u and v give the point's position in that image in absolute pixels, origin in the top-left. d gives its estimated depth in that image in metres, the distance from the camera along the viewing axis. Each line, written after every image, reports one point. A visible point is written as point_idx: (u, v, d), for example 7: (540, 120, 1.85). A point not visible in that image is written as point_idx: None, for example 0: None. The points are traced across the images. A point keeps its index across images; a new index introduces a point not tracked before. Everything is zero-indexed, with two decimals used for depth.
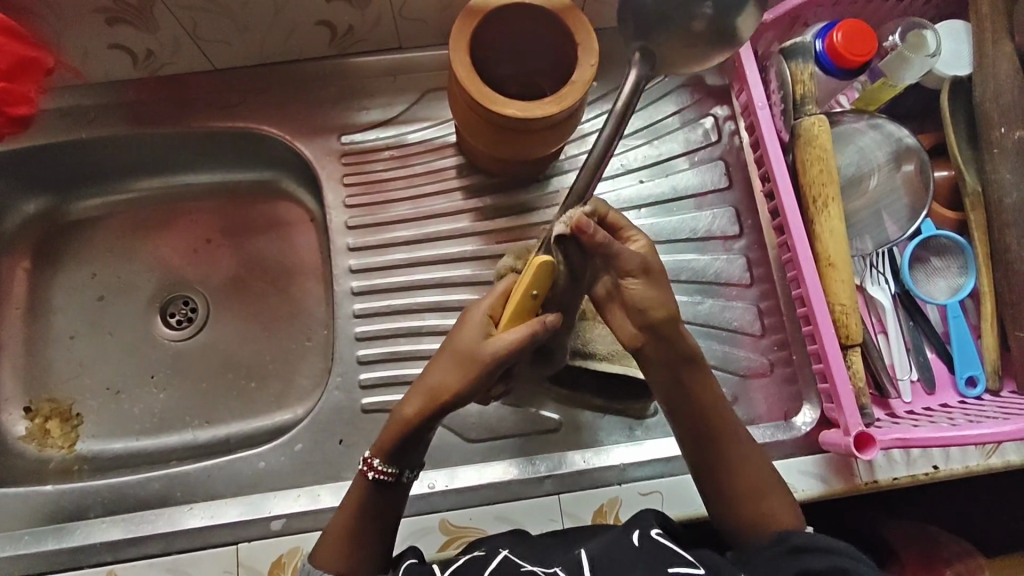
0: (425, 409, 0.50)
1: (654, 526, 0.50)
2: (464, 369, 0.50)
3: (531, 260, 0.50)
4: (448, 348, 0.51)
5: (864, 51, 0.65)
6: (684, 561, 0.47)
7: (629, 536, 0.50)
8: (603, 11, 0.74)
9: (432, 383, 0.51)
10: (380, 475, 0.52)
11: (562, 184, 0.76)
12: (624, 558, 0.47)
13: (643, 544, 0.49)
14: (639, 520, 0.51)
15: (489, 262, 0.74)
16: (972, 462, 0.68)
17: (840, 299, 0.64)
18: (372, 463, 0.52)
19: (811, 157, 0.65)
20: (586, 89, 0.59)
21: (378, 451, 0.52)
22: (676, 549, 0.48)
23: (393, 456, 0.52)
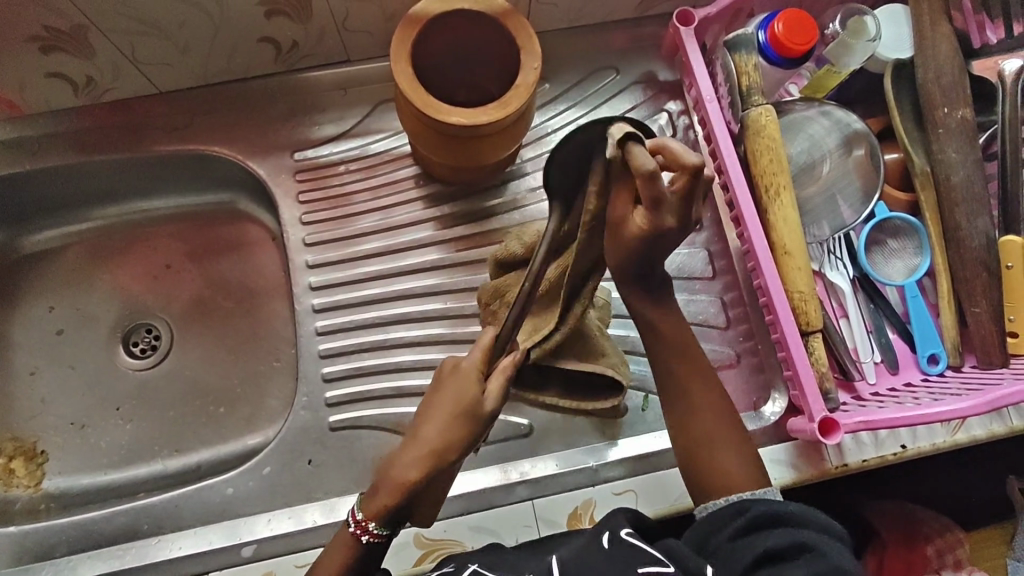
0: (427, 470, 0.49)
1: (624, 527, 0.50)
2: (465, 426, 0.49)
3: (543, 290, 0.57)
4: (440, 406, 0.50)
5: (805, 40, 0.65)
6: (653, 560, 0.46)
7: (599, 539, 0.49)
8: (550, 13, 0.74)
9: (431, 443, 0.49)
10: (374, 538, 0.50)
11: (520, 188, 0.76)
12: (592, 564, 0.47)
13: (612, 547, 0.48)
14: (610, 523, 0.50)
15: (453, 271, 0.74)
16: (939, 439, 0.69)
17: (798, 287, 0.64)
18: (366, 525, 0.49)
19: (760, 148, 0.65)
20: (531, 93, 0.59)
21: (371, 513, 0.49)
22: (646, 546, 0.48)
23: (388, 518, 0.49)
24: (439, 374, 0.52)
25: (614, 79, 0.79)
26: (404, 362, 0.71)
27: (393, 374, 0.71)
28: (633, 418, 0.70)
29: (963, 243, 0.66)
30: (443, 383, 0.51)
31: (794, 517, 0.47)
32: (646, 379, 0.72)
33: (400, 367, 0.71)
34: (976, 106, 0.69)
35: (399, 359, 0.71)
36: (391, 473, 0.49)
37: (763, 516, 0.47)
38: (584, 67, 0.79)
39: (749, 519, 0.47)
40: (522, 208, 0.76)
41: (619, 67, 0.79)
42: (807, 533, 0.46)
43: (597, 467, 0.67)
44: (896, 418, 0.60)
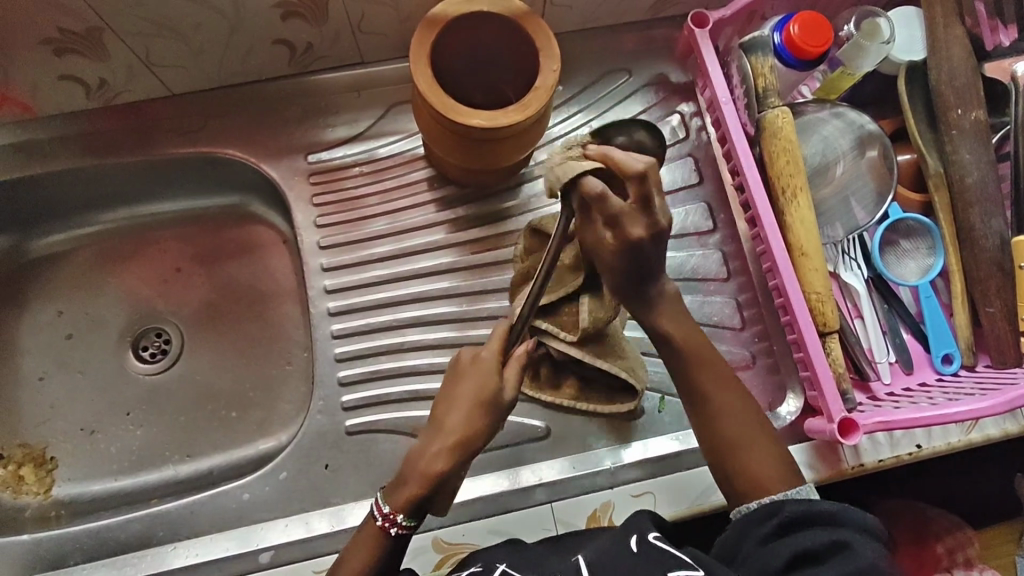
0: (454, 459, 0.49)
1: (651, 530, 0.50)
2: (488, 413, 0.49)
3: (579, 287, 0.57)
4: (463, 396, 0.50)
5: (821, 42, 0.66)
6: (681, 563, 0.46)
7: (628, 541, 0.49)
8: (563, 15, 0.75)
9: (456, 432, 0.49)
10: (402, 530, 0.49)
11: (534, 190, 0.76)
12: (623, 564, 0.47)
13: (641, 548, 0.48)
14: (636, 525, 0.51)
15: (467, 274, 0.74)
16: (953, 439, 0.69)
17: (816, 288, 0.64)
18: (395, 517, 0.49)
19: (777, 149, 0.65)
20: (551, 95, 0.59)
21: (399, 506, 0.49)
22: (674, 549, 0.48)
23: (416, 510, 0.49)
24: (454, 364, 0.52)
25: (626, 81, 0.79)
26: (419, 365, 0.71)
27: (409, 377, 0.71)
28: (649, 420, 0.70)
29: (978, 243, 0.66)
30: (461, 374, 0.51)
31: (827, 517, 0.46)
32: (662, 380, 0.71)
33: (416, 371, 0.71)
34: (988, 107, 0.69)
35: (415, 362, 0.71)
36: (416, 464, 0.49)
37: (795, 519, 0.47)
38: (596, 69, 0.79)
39: (782, 522, 0.47)
40: (537, 210, 0.75)
41: (631, 69, 0.79)
42: (841, 531, 0.45)
43: (615, 469, 0.67)
44: (914, 418, 0.61)
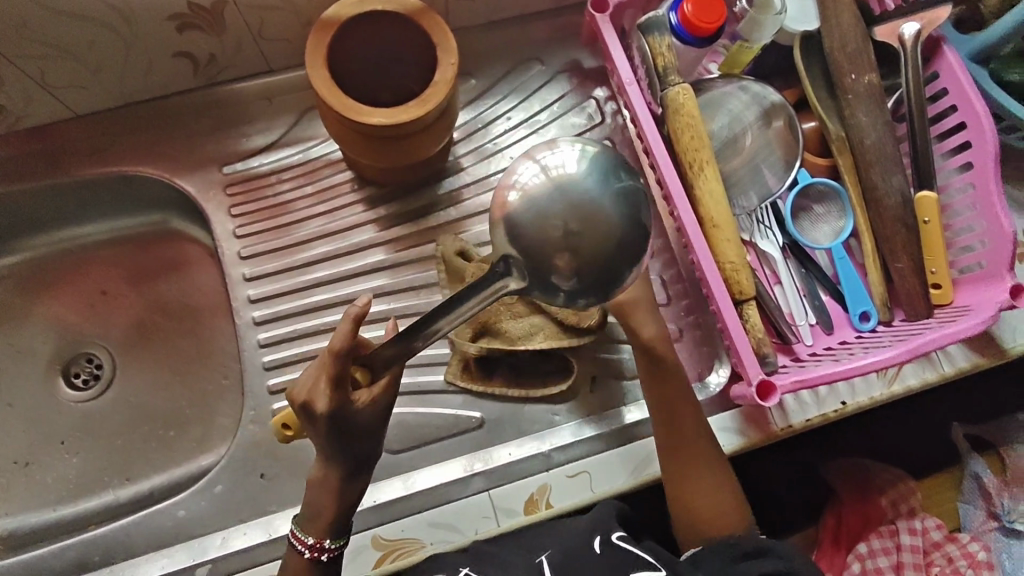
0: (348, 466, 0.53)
1: (614, 530, 0.56)
2: (354, 437, 0.51)
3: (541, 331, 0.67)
4: (323, 438, 0.50)
5: (714, 18, 0.67)
6: (645, 564, 0.53)
7: (591, 540, 0.55)
8: (468, 10, 0.75)
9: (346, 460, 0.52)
10: (332, 553, 0.54)
11: (455, 184, 0.77)
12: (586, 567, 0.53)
13: (605, 551, 0.54)
14: (598, 525, 0.56)
15: (394, 272, 0.74)
16: (876, 392, 0.71)
17: (729, 257, 0.65)
18: (321, 546, 0.53)
19: (681, 125, 0.66)
20: (451, 88, 0.60)
21: (323, 531, 0.53)
22: (635, 549, 0.55)
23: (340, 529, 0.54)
24: (296, 410, 0.50)
25: (539, 70, 0.80)
26: None
27: None
28: (581, 402, 0.70)
29: (881, 201, 0.69)
30: (307, 422, 0.50)
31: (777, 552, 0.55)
32: (596, 361, 0.71)
33: None
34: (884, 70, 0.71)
35: None
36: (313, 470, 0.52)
37: (751, 551, 0.55)
38: (508, 61, 0.80)
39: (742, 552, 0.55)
40: (461, 204, 0.77)
41: (543, 58, 0.80)
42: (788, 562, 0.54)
43: (550, 452, 0.67)
44: (830, 374, 0.63)
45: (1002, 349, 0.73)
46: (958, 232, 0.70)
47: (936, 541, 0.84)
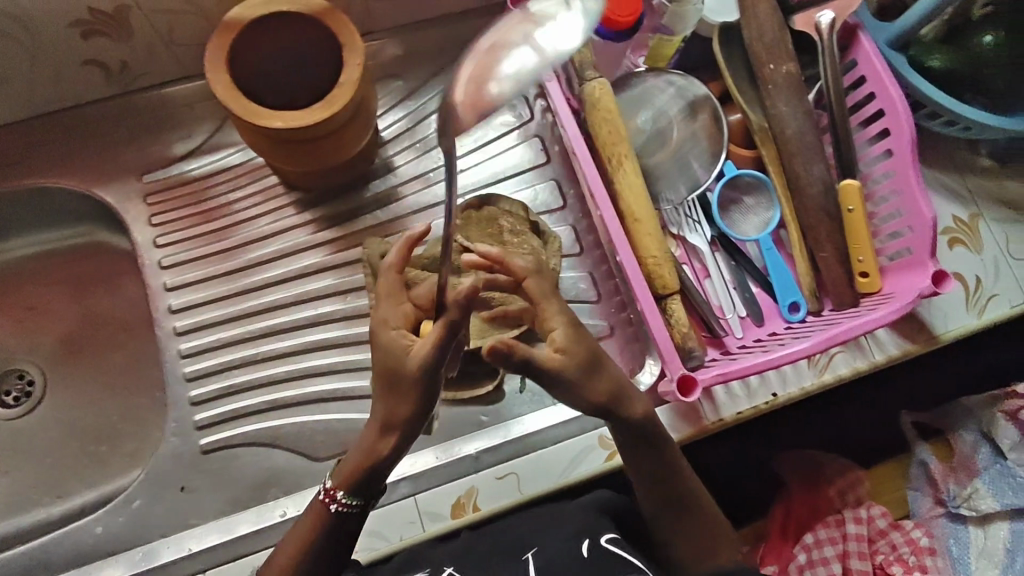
0: (389, 436, 0.50)
1: (605, 534, 0.54)
2: (395, 390, 0.48)
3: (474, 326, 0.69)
4: (380, 365, 0.49)
5: (631, 11, 0.65)
6: (633, 568, 0.51)
7: (580, 544, 0.53)
8: (389, 10, 0.74)
9: (391, 414, 0.49)
10: (342, 507, 0.51)
11: (382, 187, 0.76)
12: (572, 569, 0.51)
13: (592, 554, 0.52)
14: (590, 527, 0.55)
15: (316, 277, 0.72)
16: (807, 382, 0.71)
17: (650, 252, 0.65)
18: (334, 495, 0.51)
19: (598, 121, 0.65)
20: (356, 91, 0.59)
21: (341, 482, 0.51)
22: (626, 555, 0.52)
23: (357, 487, 0.51)
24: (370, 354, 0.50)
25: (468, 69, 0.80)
26: (277, 374, 0.69)
27: (260, 389, 0.69)
28: (510, 403, 0.71)
29: (804, 190, 0.68)
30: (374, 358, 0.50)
31: None
32: None
33: (270, 380, 0.69)
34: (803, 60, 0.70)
35: (267, 372, 0.69)
36: None
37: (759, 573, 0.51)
38: (436, 61, 0.79)
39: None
40: (389, 207, 0.76)
41: (471, 57, 0.80)
42: None
43: (477, 455, 0.67)
44: (751, 366, 0.62)
45: (933, 334, 0.74)
46: (883, 220, 0.70)
47: (881, 529, 0.84)
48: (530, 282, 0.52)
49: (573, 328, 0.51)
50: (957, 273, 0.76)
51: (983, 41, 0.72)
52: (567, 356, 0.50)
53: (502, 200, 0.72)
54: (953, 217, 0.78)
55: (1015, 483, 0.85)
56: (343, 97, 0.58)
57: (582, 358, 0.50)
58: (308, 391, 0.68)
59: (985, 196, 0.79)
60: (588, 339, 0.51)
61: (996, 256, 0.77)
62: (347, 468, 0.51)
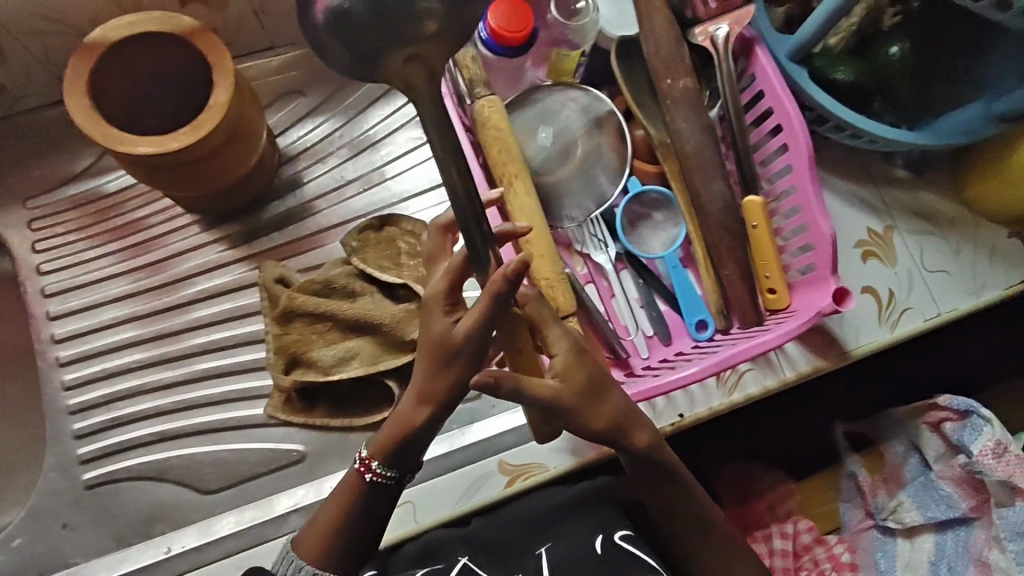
0: (425, 409, 0.49)
1: (618, 530, 0.57)
2: (435, 363, 0.46)
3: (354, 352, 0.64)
4: (420, 338, 0.47)
5: (521, 26, 0.64)
6: (645, 567, 0.54)
7: (592, 539, 0.56)
8: (285, 26, 0.72)
9: (418, 387, 0.48)
10: (377, 477, 0.52)
11: (282, 207, 0.74)
12: (585, 566, 0.55)
13: (606, 551, 0.55)
14: (603, 523, 0.57)
15: (207, 303, 0.71)
16: (715, 402, 0.70)
17: (543, 274, 0.63)
18: (370, 465, 0.52)
19: (489, 140, 0.63)
20: (226, 111, 0.56)
21: (376, 452, 0.52)
22: (636, 552, 0.55)
23: (389, 457, 0.51)
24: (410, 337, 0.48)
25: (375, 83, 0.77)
26: (161, 405, 0.68)
27: (146, 420, 0.68)
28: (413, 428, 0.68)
29: (704, 208, 0.66)
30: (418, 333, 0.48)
31: None
32: None
33: (155, 413, 0.68)
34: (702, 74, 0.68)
35: (152, 404, 0.68)
36: None
37: None
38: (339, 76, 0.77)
39: None
40: (289, 227, 0.73)
41: None
42: None
43: None
44: (644, 391, 0.61)
45: (844, 350, 0.72)
46: (787, 236, 0.69)
47: (806, 544, 0.80)
48: (529, 304, 0.48)
49: (575, 351, 0.48)
50: (869, 287, 0.75)
51: (890, 52, 0.70)
52: (564, 383, 0.46)
53: (403, 219, 0.70)
54: (867, 229, 0.77)
55: (940, 496, 0.79)
56: (212, 118, 0.56)
57: (579, 387, 0.47)
58: (195, 422, 0.67)
59: (899, 208, 0.78)
60: (590, 363, 0.48)
61: (909, 268, 0.76)
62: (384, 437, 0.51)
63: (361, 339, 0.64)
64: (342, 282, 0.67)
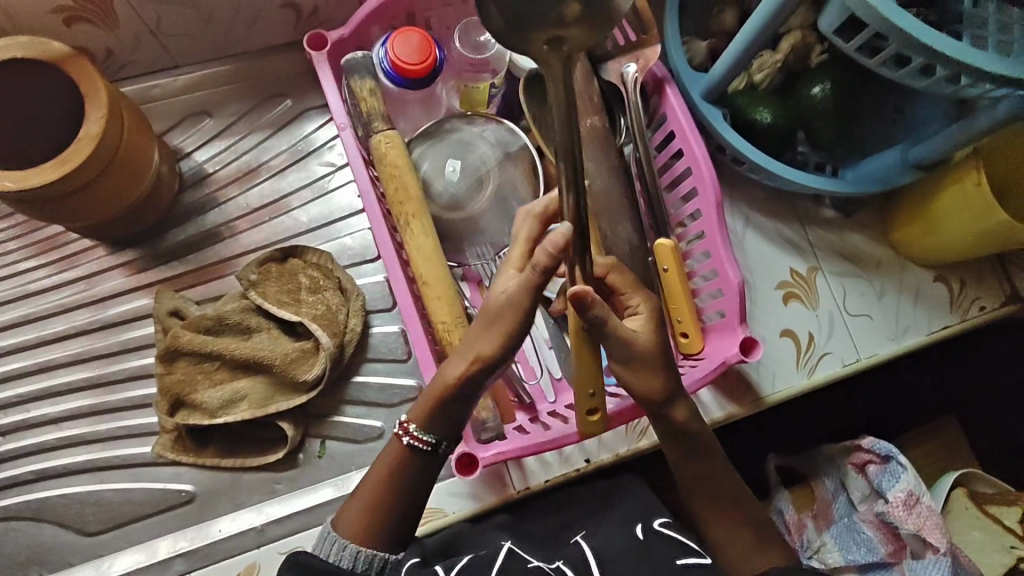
0: (468, 370, 0.48)
1: (656, 518, 0.57)
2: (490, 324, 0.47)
3: (244, 396, 0.62)
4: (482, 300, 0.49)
5: (424, 57, 0.61)
6: (690, 551, 0.53)
7: (634, 529, 0.56)
8: (190, 46, 0.70)
9: (474, 348, 0.48)
10: (414, 440, 0.50)
11: (184, 234, 0.71)
12: (627, 550, 0.54)
13: (647, 536, 0.55)
14: (642, 514, 0.58)
15: (99, 334, 0.68)
16: (622, 448, 0.67)
17: (440, 317, 0.61)
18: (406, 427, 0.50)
19: (386, 176, 0.61)
20: (97, 143, 0.54)
21: (414, 416, 0.50)
22: (677, 536, 0.55)
23: (431, 423, 0.50)
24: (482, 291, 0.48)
25: (288, 106, 0.75)
26: (47, 441, 0.66)
27: (33, 456, 0.66)
28: (310, 466, 0.65)
29: (612, 251, 0.64)
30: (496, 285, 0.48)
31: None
32: (325, 426, 0.66)
33: (42, 449, 0.66)
34: (614, 111, 0.66)
35: (37, 440, 0.66)
36: None
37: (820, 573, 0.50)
38: (251, 97, 0.74)
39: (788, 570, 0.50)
40: (192, 256, 0.71)
41: (291, 94, 0.75)
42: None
43: (262, 528, 0.63)
44: (537, 444, 0.60)
45: (758, 396, 0.71)
46: (698, 281, 0.67)
47: None
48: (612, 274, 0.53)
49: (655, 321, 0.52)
50: (788, 330, 0.73)
51: (815, 91, 0.68)
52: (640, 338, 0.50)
53: (308, 251, 0.67)
54: (791, 269, 0.75)
55: (861, 539, 0.75)
56: (79, 153, 0.54)
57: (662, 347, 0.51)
58: (79, 459, 0.65)
59: (825, 248, 0.76)
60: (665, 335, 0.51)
61: (831, 312, 0.74)
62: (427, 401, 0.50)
63: (251, 380, 0.63)
64: (236, 318, 0.64)
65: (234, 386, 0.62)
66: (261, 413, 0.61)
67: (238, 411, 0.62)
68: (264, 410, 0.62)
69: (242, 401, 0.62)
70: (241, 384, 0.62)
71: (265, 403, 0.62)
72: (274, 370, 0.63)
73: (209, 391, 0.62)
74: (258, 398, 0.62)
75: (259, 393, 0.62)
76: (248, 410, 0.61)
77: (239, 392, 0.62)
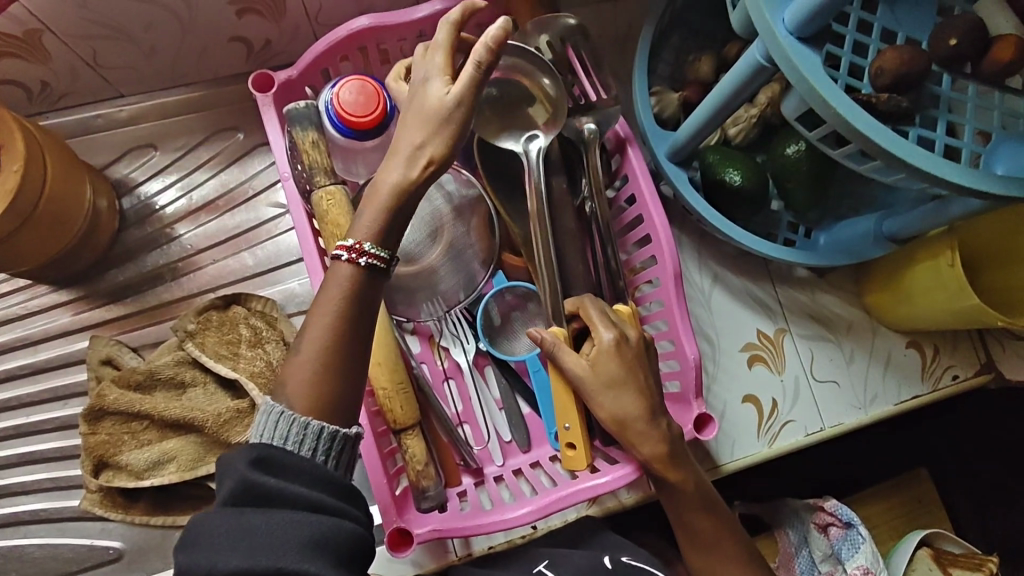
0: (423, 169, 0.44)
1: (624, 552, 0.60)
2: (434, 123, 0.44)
3: (172, 458, 0.60)
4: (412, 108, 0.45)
5: (374, 108, 0.57)
6: None
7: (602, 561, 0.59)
8: (132, 77, 0.66)
9: (417, 146, 0.44)
10: (372, 260, 0.43)
11: (123, 275, 0.68)
12: None
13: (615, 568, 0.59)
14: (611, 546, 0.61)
15: (31, 378, 0.66)
16: (571, 514, 0.65)
17: (381, 384, 0.58)
18: (360, 248, 0.43)
19: (327, 235, 0.57)
20: (12, 202, 0.51)
21: (364, 234, 0.43)
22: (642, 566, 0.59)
23: (383, 236, 0.43)
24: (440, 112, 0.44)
25: (238, 140, 0.71)
26: None
27: None
28: None
29: None
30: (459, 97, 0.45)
31: None
32: None
33: None
34: (573, 168, 0.63)
35: None
36: None
37: None
38: (200, 130, 0.70)
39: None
40: (131, 298, 0.68)
41: (243, 127, 0.71)
42: None
43: None
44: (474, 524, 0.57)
45: (715, 464, 0.68)
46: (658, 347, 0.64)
47: None
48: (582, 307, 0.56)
49: (618, 347, 0.54)
50: (751, 396, 0.70)
51: (790, 150, 0.64)
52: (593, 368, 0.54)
53: (252, 299, 0.64)
54: (757, 331, 0.72)
55: None
56: None
57: (622, 374, 0.54)
58: (3, 512, 0.63)
59: (795, 309, 0.73)
60: (627, 360, 0.54)
61: (797, 377, 0.71)
62: (378, 216, 0.43)
63: (182, 440, 0.61)
64: (169, 373, 0.62)
65: (162, 446, 0.61)
66: (188, 476, 0.60)
67: (164, 474, 0.60)
68: (192, 474, 0.60)
69: (170, 462, 0.60)
70: (169, 445, 0.61)
71: (193, 465, 0.60)
72: (204, 432, 0.61)
73: (134, 453, 0.61)
74: (187, 460, 0.60)
75: (189, 455, 0.60)
76: (176, 473, 0.60)
77: (166, 453, 0.60)
